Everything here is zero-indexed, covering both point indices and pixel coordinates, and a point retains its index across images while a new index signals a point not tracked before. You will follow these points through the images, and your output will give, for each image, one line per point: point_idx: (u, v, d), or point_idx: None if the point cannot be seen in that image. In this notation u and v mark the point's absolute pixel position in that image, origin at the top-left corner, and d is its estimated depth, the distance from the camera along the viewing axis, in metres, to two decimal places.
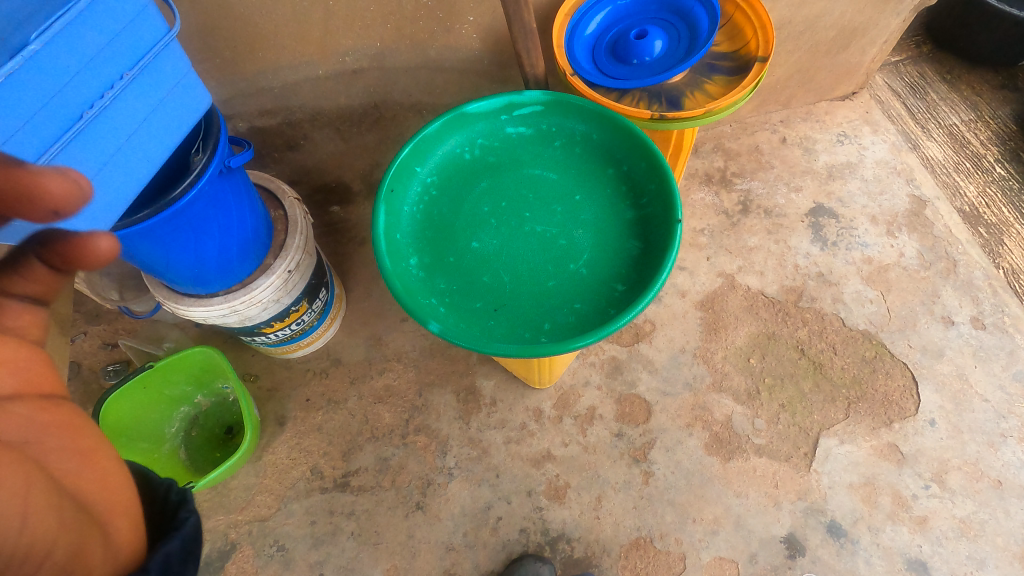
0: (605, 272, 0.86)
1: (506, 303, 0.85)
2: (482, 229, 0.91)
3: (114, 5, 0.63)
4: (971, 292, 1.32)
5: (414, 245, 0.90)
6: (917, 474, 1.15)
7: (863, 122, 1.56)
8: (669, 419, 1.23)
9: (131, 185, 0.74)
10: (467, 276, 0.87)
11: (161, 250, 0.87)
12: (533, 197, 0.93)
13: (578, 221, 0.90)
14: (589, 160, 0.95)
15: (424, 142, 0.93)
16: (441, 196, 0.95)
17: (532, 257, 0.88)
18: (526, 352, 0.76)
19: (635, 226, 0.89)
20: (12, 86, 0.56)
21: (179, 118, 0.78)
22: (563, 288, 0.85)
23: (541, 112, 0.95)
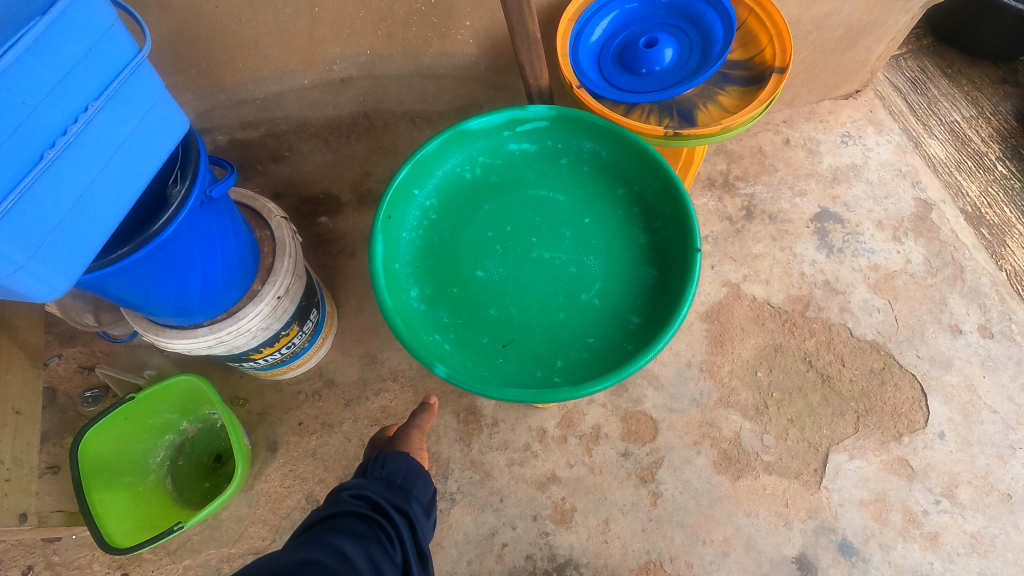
0: (621, 304, 0.82)
1: (515, 338, 0.82)
2: (487, 256, 0.87)
3: (72, 28, 0.56)
4: (978, 299, 1.30)
5: (414, 275, 0.86)
6: (927, 489, 1.14)
7: (867, 122, 1.52)
8: (676, 437, 1.20)
9: (105, 225, 0.67)
10: (472, 309, 0.84)
11: (139, 286, 0.80)
12: (539, 220, 0.89)
13: (588, 247, 0.86)
14: (599, 179, 0.91)
15: (422, 162, 0.89)
16: (442, 220, 0.91)
17: (542, 286, 0.84)
18: (540, 398, 0.72)
19: (649, 252, 0.85)
20: None
21: (154, 146, 0.71)
22: (575, 321, 0.82)
23: (546, 128, 0.91)
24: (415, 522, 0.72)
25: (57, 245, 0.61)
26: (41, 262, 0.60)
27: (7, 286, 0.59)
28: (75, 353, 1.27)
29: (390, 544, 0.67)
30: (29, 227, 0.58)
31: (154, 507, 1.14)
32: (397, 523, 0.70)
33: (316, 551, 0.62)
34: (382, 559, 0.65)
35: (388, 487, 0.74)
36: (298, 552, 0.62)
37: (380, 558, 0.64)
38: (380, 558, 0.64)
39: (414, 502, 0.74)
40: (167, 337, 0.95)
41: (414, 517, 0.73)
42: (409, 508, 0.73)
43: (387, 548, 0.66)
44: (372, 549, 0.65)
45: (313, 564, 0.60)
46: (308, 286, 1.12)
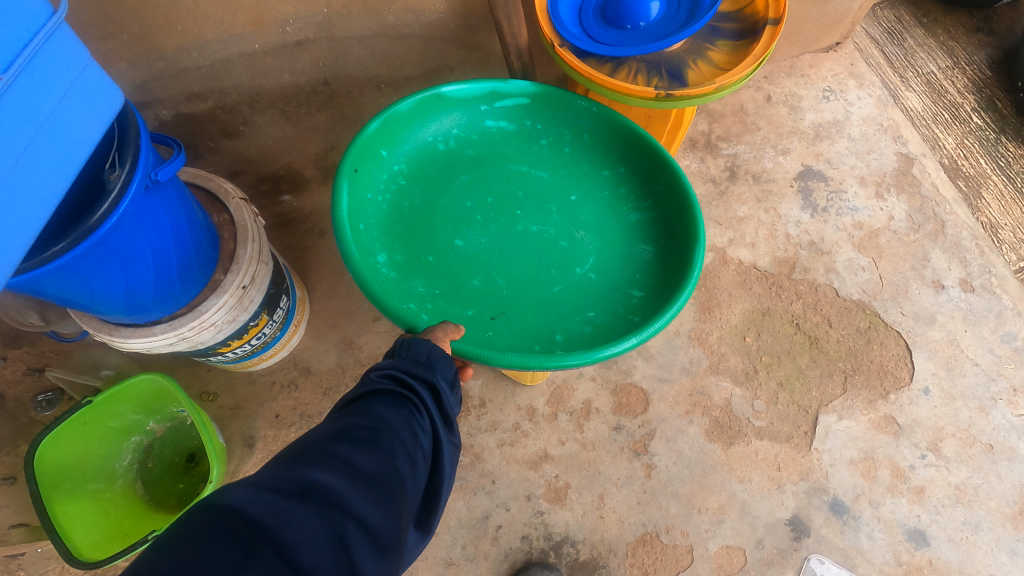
0: (618, 278, 0.84)
1: (504, 310, 0.81)
2: (467, 226, 0.87)
3: None
4: (959, 253, 1.30)
5: (384, 241, 0.85)
6: (913, 445, 1.15)
7: (848, 76, 1.49)
8: (668, 407, 1.18)
9: (36, 219, 0.58)
10: (453, 278, 0.83)
11: (81, 284, 0.71)
12: (522, 194, 0.90)
13: (578, 222, 0.88)
14: (583, 160, 0.93)
15: (394, 121, 0.88)
16: (412, 189, 0.90)
17: (530, 258, 0.84)
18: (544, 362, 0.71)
19: (644, 229, 0.88)
20: None
21: (83, 126, 0.62)
22: (569, 294, 0.82)
23: (527, 105, 0.93)
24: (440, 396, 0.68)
25: None
26: None
27: None
28: (22, 354, 1.16)
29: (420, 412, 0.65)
30: None
31: (126, 512, 1.08)
32: (424, 396, 0.66)
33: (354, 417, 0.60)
34: (415, 426, 0.63)
35: (413, 361, 0.68)
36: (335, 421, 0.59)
37: (413, 424, 0.63)
38: (413, 423, 0.63)
39: (441, 374, 0.69)
40: (122, 337, 0.87)
41: (443, 388, 0.69)
42: (433, 381, 0.68)
43: (416, 416, 0.64)
44: (406, 417, 0.63)
45: (353, 432, 0.58)
46: (276, 272, 1.04)
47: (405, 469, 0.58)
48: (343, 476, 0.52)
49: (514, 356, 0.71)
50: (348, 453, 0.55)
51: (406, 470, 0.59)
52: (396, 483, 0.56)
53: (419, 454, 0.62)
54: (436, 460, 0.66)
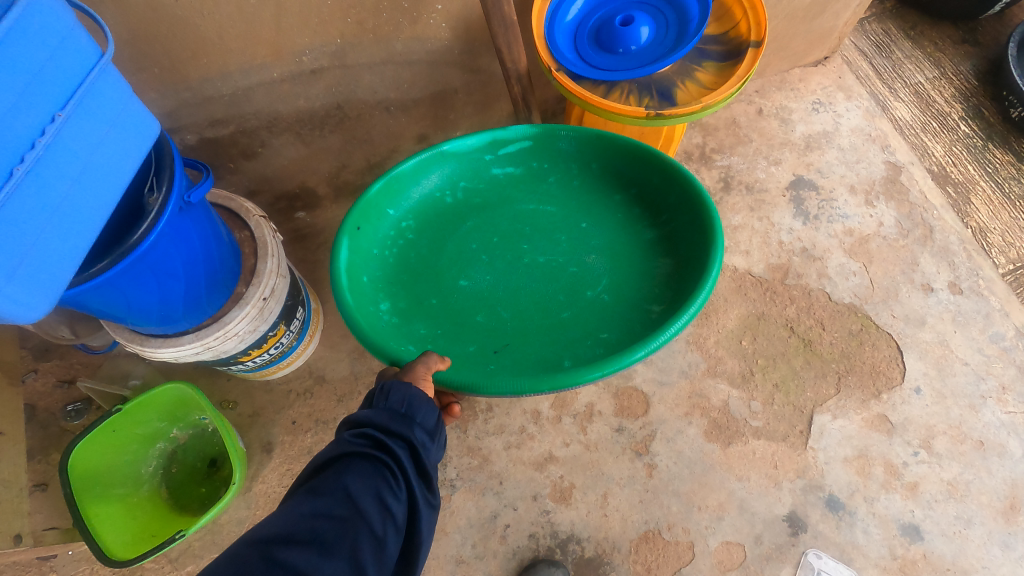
0: (631, 296, 0.91)
1: (506, 343, 0.89)
2: (473, 266, 0.96)
3: (30, 36, 0.54)
4: (948, 257, 1.35)
5: (389, 289, 0.93)
6: (906, 442, 1.19)
7: (837, 88, 1.55)
8: (668, 409, 1.23)
9: (84, 241, 0.65)
10: (458, 316, 0.92)
11: (119, 298, 0.78)
12: (530, 230, 0.99)
13: (588, 247, 0.97)
14: (591, 191, 1.02)
15: (398, 181, 0.97)
16: (419, 240, 0.99)
17: (537, 291, 0.93)
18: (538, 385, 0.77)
19: (657, 245, 0.95)
20: None
21: (126, 156, 0.69)
22: (579, 317, 0.90)
23: (530, 148, 1.02)
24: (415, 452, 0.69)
25: (37, 265, 0.60)
26: (20, 286, 0.59)
27: None
28: (52, 366, 1.23)
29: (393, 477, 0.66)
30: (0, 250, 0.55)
31: (151, 516, 1.13)
32: (401, 456, 0.67)
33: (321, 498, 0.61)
34: (386, 497, 0.64)
35: (390, 416, 0.70)
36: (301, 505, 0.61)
37: (384, 495, 0.64)
38: (384, 493, 0.64)
39: (416, 428, 0.71)
40: (152, 347, 0.93)
41: (419, 445, 0.70)
42: (409, 436, 0.69)
43: (389, 483, 0.65)
44: (377, 487, 0.64)
45: (316, 521, 0.59)
46: (293, 285, 1.10)
47: (372, 550, 0.59)
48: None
49: (504, 383, 0.77)
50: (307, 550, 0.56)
51: (374, 552, 0.60)
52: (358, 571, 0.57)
53: (391, 526, 0.63)
54: (415, 521, 0.68)
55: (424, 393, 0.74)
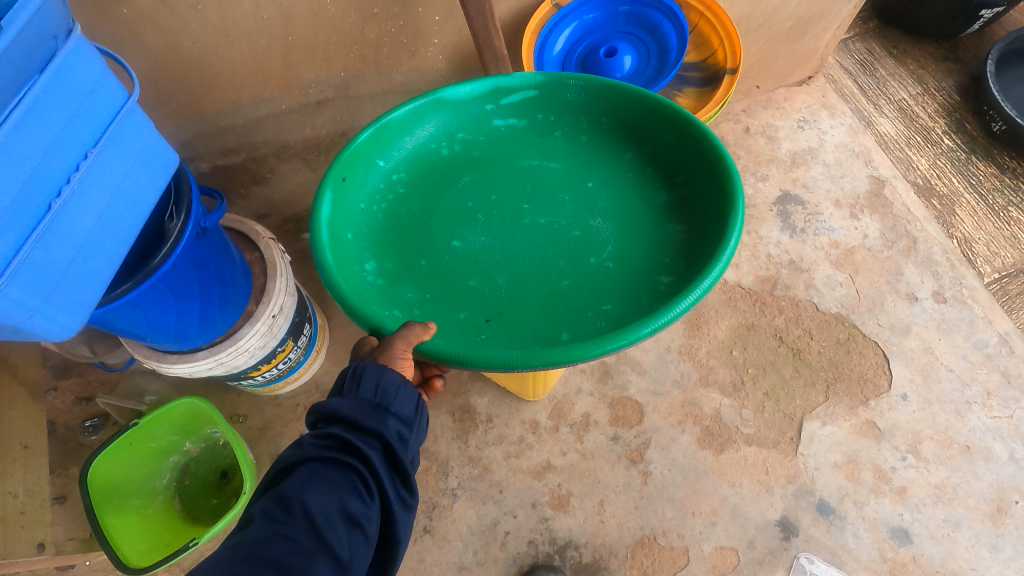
0: (639, 265, 0.79)
1: (501, 312, 0.77)
2: (468, 227, 0.85)
3: (69, 84, 0.62)
4: (932, 267, 1.39)
5: (375, 248, 0.83)
6: (894, 447, 1.23)
7: (821, 106, 1.61)
8: (661, 418, 1.27)
9: (107, 262, 0.73)
10: (449, 282, 0.80)
11: (139, 315, 0.85)
12: (531, 188, 0.88)
13: (594, 209, 0.85)
14: (601, 148, 0.91)
15: (389, 129, 0.89)
16: (411, 195, 0.89)
17: (536, 256, 0.81)
18: (531, 360, 0.64)
19: (671, 210, 0.83)
20: None
21: (145, 185, 0.77)
22: (581, 286, 0.78)
23: (535, 98, 0.92)
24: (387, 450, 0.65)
25: (66, 285, 0.68)
26: (52, 304, 0.67)
27: (20, 327, 0.65)
28: (72, 385, 1.28)
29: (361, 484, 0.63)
30: (36, 273, 0.64)
31: (165, 527, 1.18)
32: (370, 458, 0.64)
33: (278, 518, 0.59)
34: (349, 510, 0.60)
35: (363, 409, 0.66)
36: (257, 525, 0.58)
37: (347, 508, 0.61)
38: (346, 506, 0.61)
39: (390, 421, 0.66)
40: (168, 363, 0.99)
41: (392, 440, 0.65)
42: (382, 432, 0.65)
43: (355, 491, 0.62)
44: (340, 500, 0.61)
45: (270, 546, 0.57)
46: (300, 302, 1.16)
47: (330, 573, 0.57)
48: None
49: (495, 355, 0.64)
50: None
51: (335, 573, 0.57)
52: None
53: (356, 541, 0.60)
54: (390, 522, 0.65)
55: (401, 379, 0.67)
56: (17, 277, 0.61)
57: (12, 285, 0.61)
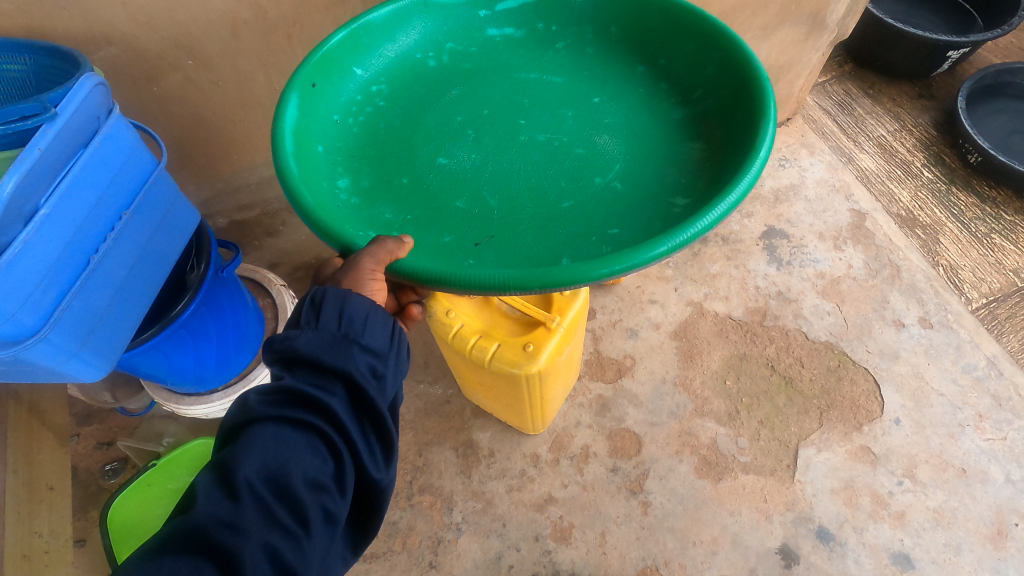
0: (652, 186, 0.65)
1: (493, 235, 0.63)
2: (456, 141, 0.72)
3: (109, 156, 0.73)
4: (916, 294, 1.44)
5: (348, 165, 0.70)
6: (890, 472, 1.25)
7: (800, 146, 1.71)
8: (659, 448, 1.30)
9: (136, 310, 0.83)
10: (433, 200, 0.67)
11: (163, 359, 0.93)
12: (529, 102, 0.76)
13: (600, 125, 0.72)
14: (608, 63, 0.80)
15: (369, 35, 0.79)
16: (391, 108, 0.77)
17: (533, 176, 0.68)
18: (529, 278, 0.51)
19: (686, 125, 0.71)
20: (33, 250, 0.64)
21: (171, 239, 0.87)
22: (584, 208, 0.64)
23: (533, 7, 0.83)
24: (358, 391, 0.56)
25: (101, 331, 0.77)
26: (89, 348, 0.76)
27: (61, 371, 0.75)
28: (94, 430, 1.34)
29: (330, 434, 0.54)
30: (76, 321, 0.73)
31: None
32: (336, 402, 0.54)
33: (221, 493, 0.50)
34: (306, 474, 0.52)
35: (328, 344, 0.55)
36: (196, 504, 0.50)
37: (303, 473, 0.52)
38: (303, 471, 0.52)
39: (358, 356, 0.56)
40: (186, 405, 1.05)
41: (362, 380, 0.55)
42: (351, 370, 0.55)
43: (313, 450, 0.53)
44: (294, 463, 0.52)
45: (219, 521, 0.48)
46: None
47: (286, 545, 0.49)
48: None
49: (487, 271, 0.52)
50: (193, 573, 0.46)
51: (291, 549, 0.50)
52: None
53: (319, 507, 0.52)
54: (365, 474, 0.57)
55: (370, 305, 0.58)
56: (60, 325, 0.70)
57: (56, 332, 0.70)
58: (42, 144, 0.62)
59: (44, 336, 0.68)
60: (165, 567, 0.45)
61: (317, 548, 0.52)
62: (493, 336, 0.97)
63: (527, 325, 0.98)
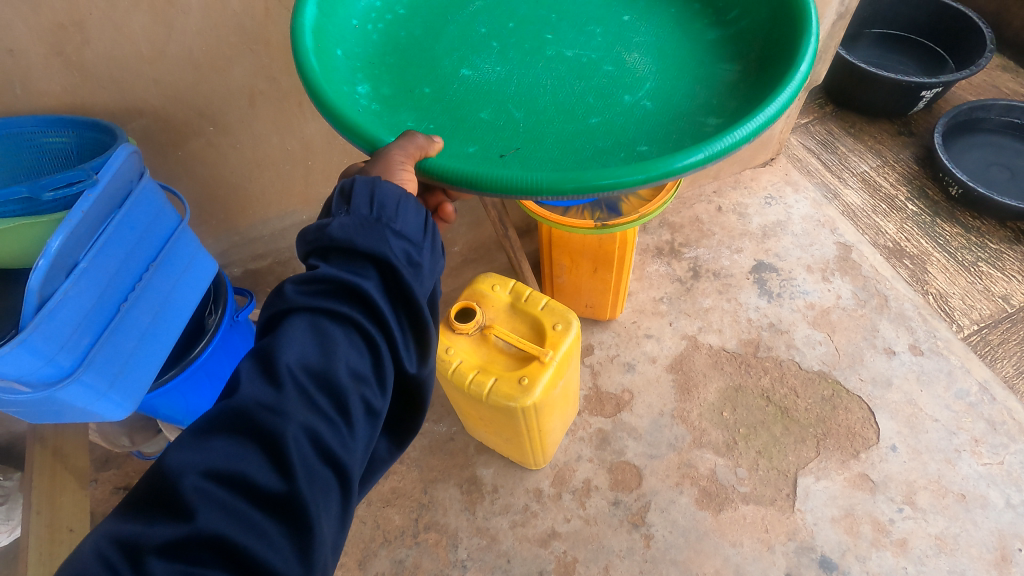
0: (685, 105, 0.66)
1: (518, 147, 0.64)
2: (480, 53, 0.74)
3: (141, 213, 0.81)
4: (905, 322, 1.49)
5: (370, 73, 0.72)
6: (889, 499, 1.26)
7: (785, 184, 1.79)
8: (659, 480, 1.33)
9: (159, 352, 0.90)
10: (457, 109, 0.69)
11: (182, 399, 1.00)
12: (557, 18, 0.77)
13: (629, 42, 0.74)
14: None
15: None
16: (411, 19, 0.79)
17: (559, 91, 0.69)
18: (556, 181, 0.53)
19: (721, 46, 0.72)
20: (71, 299, 0.72)
21: (193, 287, 0.95)
22: (612, 123, 0.65)
23: None
24: (393, 278, 0.57)
25: (127, 373, 0.85)
26: (117, 389, 0.84)
27: (91, 410, 0.82)
28: (111, 476, 1.40)
29: (365, 325, 0.57)
30: (107, 364, 0.80)
31: None
32: (368, 288, 0.56)
33: (264, 380, 0.53)
34: (344, 362, 0.55)
35: (361, 227, 0.57)
36: (237, 390, 0.53)
37: (341, 362, 0.55)
38: (340, 360, 0.55)
39: (392, 241, 0.57)
40: None
41: (396, 266, 0.57)
42: (385, 253, 0.56)
43: (351, 341, 0.56)
44: (333, 353, 0.55)
45: (257, 410, 0.51)
46: None
47: (327, 431, 0.52)
48: (229, 494, 0.47)
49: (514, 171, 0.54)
50: (239, 452, 0.49)
51: (332, 435, 0.53)
52: (324, 467, 0.52)
53: (358, 395, 0.55)
54: (401, 363, 0.59)
55: (400, 191, 0.58)
56: (92, 366, 0.78)
57: (89, 373, 0.78)
58: (85, 207, 0.71)
59: (78, 376, 0.76)
60: (211, 448, 0.49)
61: (358, 434, 0.55)
62: (491, 371, 1.03)
63: (522, 360, 1.04)
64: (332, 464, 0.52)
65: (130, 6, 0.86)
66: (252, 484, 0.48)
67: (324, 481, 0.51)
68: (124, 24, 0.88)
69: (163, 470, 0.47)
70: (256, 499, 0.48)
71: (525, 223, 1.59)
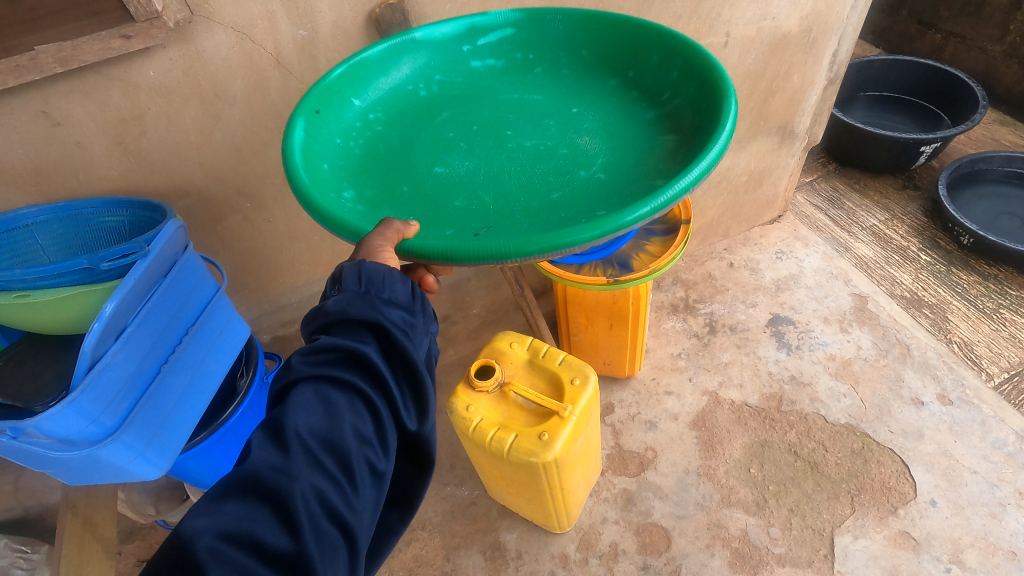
0: (635, 173, 0.71)
1: (490, 225, 0.67)
2: (450, 152, 0.79)
3: (184, 281, 0.88)
4: (930, 371, 1.47)
5: (353, 180, 0.75)
6: (935, 558, 1.19)
7: (794, 239, 1.83)
8: (689, 542, 1.28)
9: (193, 413, 0.95)
10: (433, 200, 0.72)
11: (208, 461, 1.04)
12: (516, 117, 0.83)
13: (580, 129, 0.79)
14: (587, 78, 0.87)
15: (362, 67, 0.84)
16: (388, 132, 0.83)
17: (523, 175, 0.74)
18: (525, 248, 0.55)
19: (659, 123, 0.77)
20: (118, 361, 0.78)
21: (228, 350, 1.00)
22: (573, 197, 0.69)
23: (513, 37, 0.90)
24: (385, 343, 0.62)
25: (164, 434, 0.89)
26: (153, 450, 0.88)
27: (128, 470, 0.86)
28: (135, 548, 1.40)
29: (362, 388, 0.60)
30: (145, 425, 0.85)
31: None
32: (367, 353, 0.60)
33: (273, 446, 0.56)
34: (348, 427, 0.58)
35: (353, 301, 0.62)
36: (249, 457, 0.56)
37: (345, 426, 0.58)
38: (343, 423, 0.58)
39: (384, 310, 0.62)
40: None
41: (391, 329, 0.61)
42: (376, 319, 0.61)
43: (353, 408, 0.60)
44: (336, 419, 0.58)
45: (265, 475, 0.54)
46: None
47: (331, 491, 0.55)
48: (240, 556, 0.49)
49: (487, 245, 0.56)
50: (251, 516, 0.52)
51: (337, 494, 0.55)
52: (328, 527, 0.54)
53: (362, 457, 0.58)
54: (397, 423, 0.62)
55: (387, 267, 0.62)
56: (132, 426, 0.82)
57: (129, 433, 0.82)
58: (137, 275, 0.78)
59: (119, 436, 0.80)
60: (224, 512, 0.51)
61: (362, 494, 0.58)
62: (511, 428, 1.04)
63: (542, 416, 1.05)
64: (338, 523, 0.55)
65: (183, 101, 0.98)
66: (263, 547, 0.50)
67: (330, 541, 0.53)
68: (178, 118, 0.99)
69: (179, 537, 0.49)
70: (266, 560, 0.50)
71: (541, 283, 1.65)
